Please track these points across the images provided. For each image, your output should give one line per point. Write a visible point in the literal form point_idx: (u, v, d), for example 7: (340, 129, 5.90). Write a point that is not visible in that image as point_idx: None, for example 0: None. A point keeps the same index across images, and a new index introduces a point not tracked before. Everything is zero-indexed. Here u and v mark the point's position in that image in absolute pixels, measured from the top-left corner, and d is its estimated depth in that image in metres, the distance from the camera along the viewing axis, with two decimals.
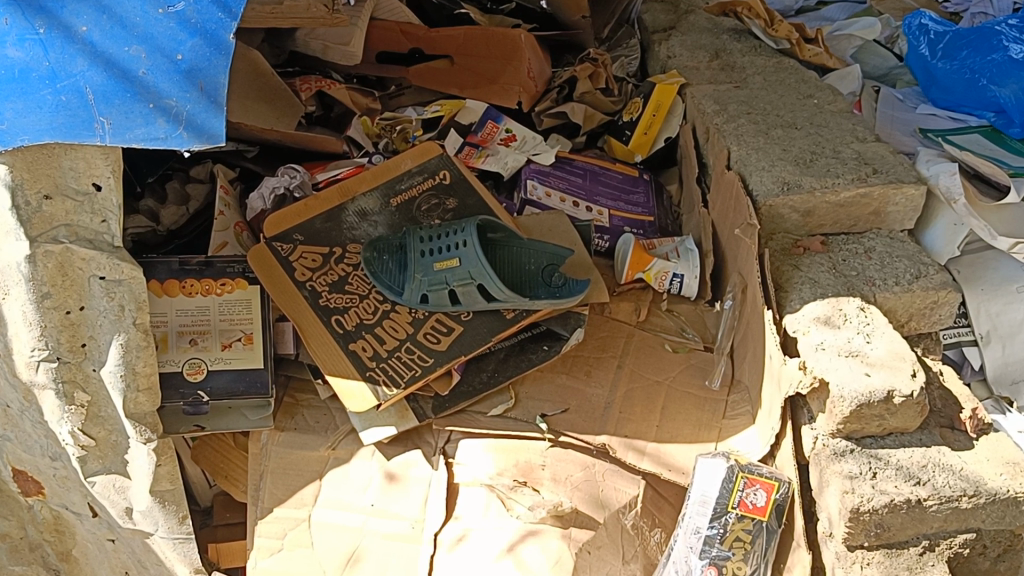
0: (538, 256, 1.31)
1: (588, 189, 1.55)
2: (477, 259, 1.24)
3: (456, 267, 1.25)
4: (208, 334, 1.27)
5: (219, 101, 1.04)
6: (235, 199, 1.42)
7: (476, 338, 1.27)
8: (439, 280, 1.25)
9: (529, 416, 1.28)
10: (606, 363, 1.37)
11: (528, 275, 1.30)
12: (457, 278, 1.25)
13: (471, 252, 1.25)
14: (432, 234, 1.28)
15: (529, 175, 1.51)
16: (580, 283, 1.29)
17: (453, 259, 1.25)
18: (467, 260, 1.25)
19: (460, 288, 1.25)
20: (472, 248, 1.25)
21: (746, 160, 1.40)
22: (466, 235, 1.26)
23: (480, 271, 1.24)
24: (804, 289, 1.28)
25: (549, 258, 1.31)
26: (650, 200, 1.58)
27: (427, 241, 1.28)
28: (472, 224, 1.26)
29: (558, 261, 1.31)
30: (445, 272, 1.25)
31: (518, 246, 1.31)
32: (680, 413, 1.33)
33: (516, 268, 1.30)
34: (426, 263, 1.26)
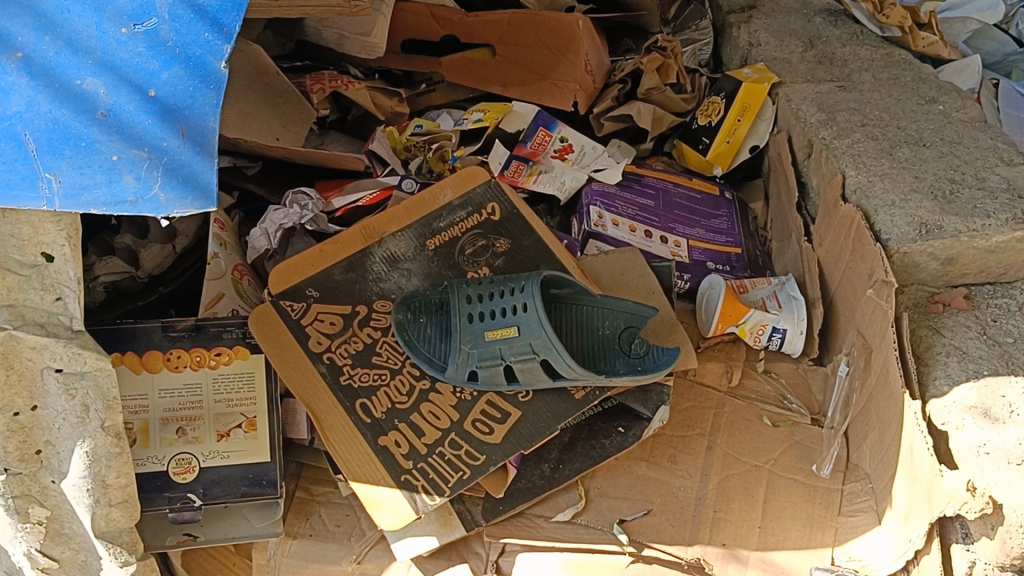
0: (614, 316, 1.04)
1: (662, 214, 1.28)
2: (542, 329, 0.97)
3: (515, 338, 0.98)
4: (199, 421, 1.00)
5: (209, 149, 0.75)
6: (234, 237, 1.16)
7: (539, 426, 1.01)
8: (492, 353, 0.99)
9: (604, 521, 1.02)
10: (693, 444, 1.11)
11: (602, 342, 1.03)
12: (515, 351, 0.99)
13: (533, 319, 0.98)
14: (483, 292, 1.01)
15: (591, 201, 1.24)
16: (666, 351, 1.03)
17: (511, 327, 0.98)
18: (528, 328, 0.98)
19: (519, 364, 0.99)
20: (535, 314, 0.98)
21: (868, 189, 1.12)
22: (527, 295, 0.99)
23: (546, 344, 0.97)
24: (951, 363, 1.01)
25: (628, 319, 1.04)
26: (735, 223, 1.31)
27: (477, 302, 1.01)
28: (534, 281, 1.00)
29: (638, 322, 1.05)
30: (500, 343, 0.99)
31: (589, 305, 1.04)
32: (785, 510, 1.07)
33: (587, 332, 1.04)
34: (476, 331, 0.99)
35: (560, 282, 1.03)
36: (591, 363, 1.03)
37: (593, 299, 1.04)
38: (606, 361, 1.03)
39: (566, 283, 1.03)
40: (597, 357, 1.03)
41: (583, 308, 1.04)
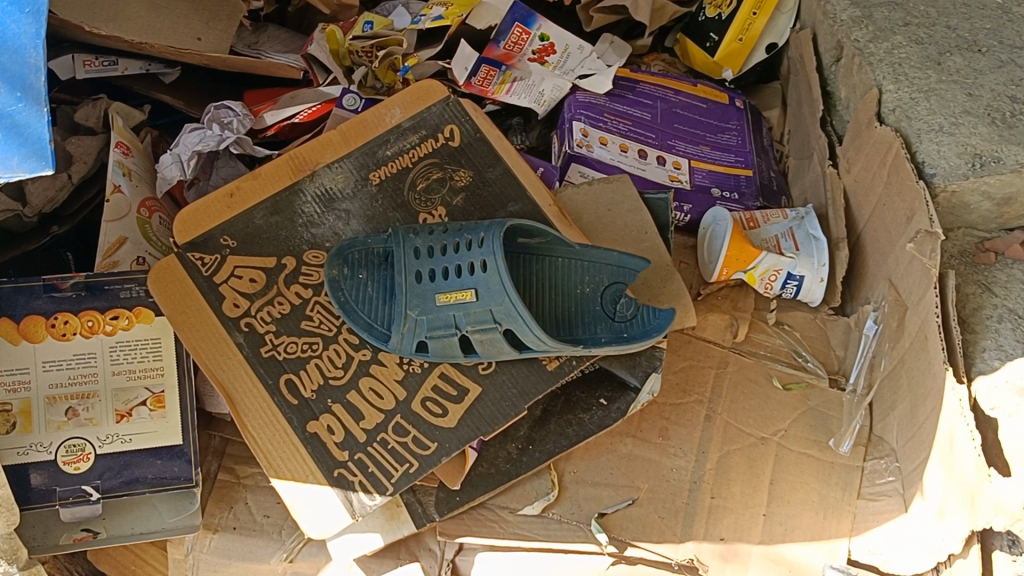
0: (595, 268, 0.86)
1: (659, 129, 1.08)
2: (505, 294, 0.79)
3: (473, 304, 0.80)
4: (94, 400, 0.83)
5: (34, 92, 0.63)
6: (143, 162, 0.96)
7: (502, 406, 0.84)
8: (445, 322, 0.81)
9: (581, 515, 0.87)
10: (690, 413, 0.94)
11: (580, 303, 0.85)
12: (473, 320, 0.80)
13: (494, 282, 0.79)
14: (434, 246, 0.82)
15: (575, 115, 1.04)
16: (657, 312, 0.85)
17: (469, 290, 0.80)
18: (489, 294, 0.79)
19: (478, 334, 0.81)
20: (497, 275, 0.79)
21: (910, 109, 0.92)
22: (488, 252, 0.80)
23: (510, 312, 0.79)
24: (1003, 331, 0.84)
25: (612, 272, 0.86)
26: (746, 139, 1.11)
27: (427, 258, 0.82)
28: (498, 233, 0.80)
29: (624, 276, 0.86)
30: (454, 310, 0.80)
31: (565, 257, 0.85)
32: (795, 493, 0.92)
33: (562, 290, 0.85)
34: (425, 295, 0.81)
35: (530, 232, 0.83)
36: (567, 328, 0.85)
37: (571, 250, 0.85)
38: (585, 326, 0.85)
39: (537, 233, 0.83)
40: (573, 320, 0.85)
41: (558, 260, 0.86)
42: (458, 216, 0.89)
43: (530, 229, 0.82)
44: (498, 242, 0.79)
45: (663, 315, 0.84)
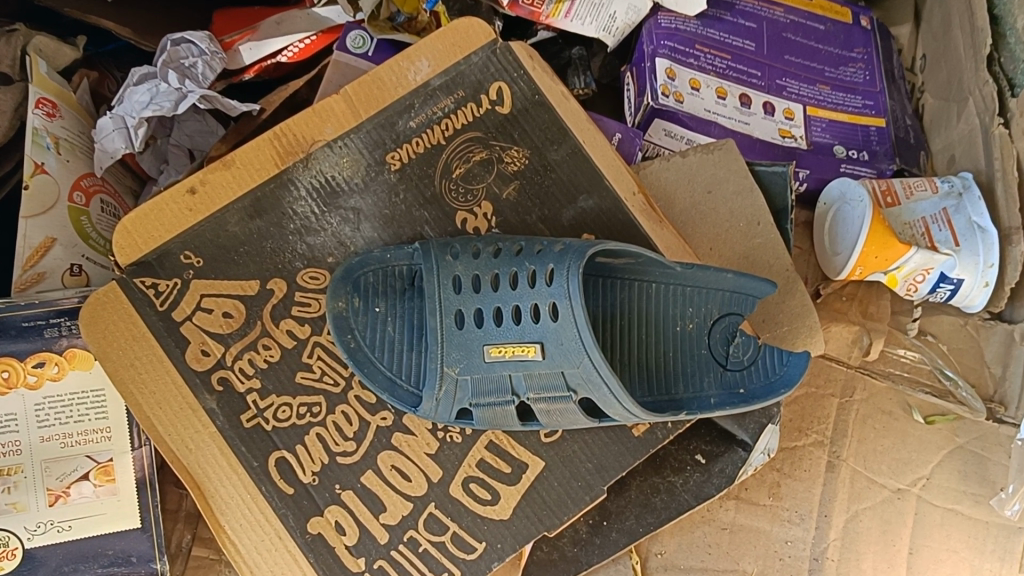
0: (700, 295, 0.62)
1: (765, 63, 0.81)
2: (585, 355, 0.55)
3: (538, 365, 0.56)
4: (17, 478, 0.61)
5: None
6: (78, 124, 0.71)
7: (573, 488, 0.62)
8: (498, 385, 0.58)
9: None
10: (807, 461, 0.72)
11: (678, 343, 0.62)
12: (537, 383, 0.57)
13: (570, 336, 0.56)
14: (482, 275, 0.58)
15: (658, 49, 0.77)
16: (784, 355, 0.62)
17: (533, 345, 0.56)
18: (562, 352, 0.56)
19: (543, 401, 0.58)
20: (574, 329, 0.55)
21: None
22: (561, 293, 0.56)
23: (592, 378, 0.56)
24: None
25: (723, 301, 0.62)
26: (875, 73, 0.84)
27: (472, 294, 0.58)
28: (575, 264, 0.56)
29: (740, 304, 0.63)
30: (512, 372, 0.57)
31: (661, 282, 0.61)
32: (942, 569, 0.71)
33: (655, 327, 0.62)
34: (470, 348, 0.57)
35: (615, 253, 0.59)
36: (662, 381, 0.62)
37: (670, 276, 0.61)
38: (683, 374, 0.62)
39: (625, 255, 0.59)
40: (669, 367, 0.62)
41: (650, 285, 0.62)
42: (510, 214, 0.65)
43: (617, 252, 0.58)
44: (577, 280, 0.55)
45: (794, 361, 0.61)
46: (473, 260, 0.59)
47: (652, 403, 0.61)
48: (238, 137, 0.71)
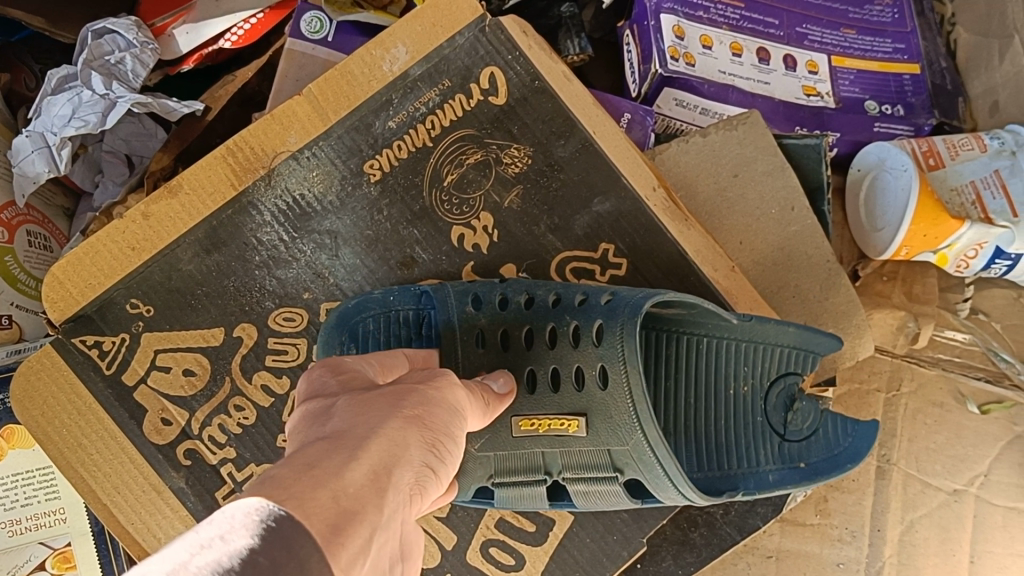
0: (758, 350, 0.54)
1: (784, 8, 0.70)
2: (640, 431, 0.45)
3: (580, 442, 0.46)
4: None
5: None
6: None
7: (608, 542, 0.54)
8: (524, 461, 0.48)
9: None
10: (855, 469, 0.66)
11: (732, 401, 0.55)
12: (576, 461, 0.47)
13: (624, 411, 0.45)
14: (512, 331, 0.49)
15: (663, 3, 0.66)
16: (854, 424, 0.54)
17: (577, 418, 0.46)
18: (610, 429, 0.45)
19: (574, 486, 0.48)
20: (626, 400, 0.45)
21: None
22: (614, 351, 0.46)
23: (648, 465, 0.45)
24: None
25: (783, 359, 0.54)
26: (904, 10, 0.73)
27: (500, 353, 0.49)
28: (631, 313, 0.46)
29: (804, 361, 0.55)
30: (548, 441, 0.47)
31: (715, 336, 0.53)
32: None
33: (705, 382, 0.54)
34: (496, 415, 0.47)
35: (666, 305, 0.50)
36: (711, 453, 0.54)
37: (726, 331, 0.53)
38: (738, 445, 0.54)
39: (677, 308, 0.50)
40: (721, 435, 0.54)
41: (702, 339, 0.53)
42: (515, 225, 0.55)
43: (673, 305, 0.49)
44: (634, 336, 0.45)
45: (866, 431, 0.53)
46: (499, 310, 0.50)
47: (702, 479, 0.53)
48: (180, 145, 0.61)
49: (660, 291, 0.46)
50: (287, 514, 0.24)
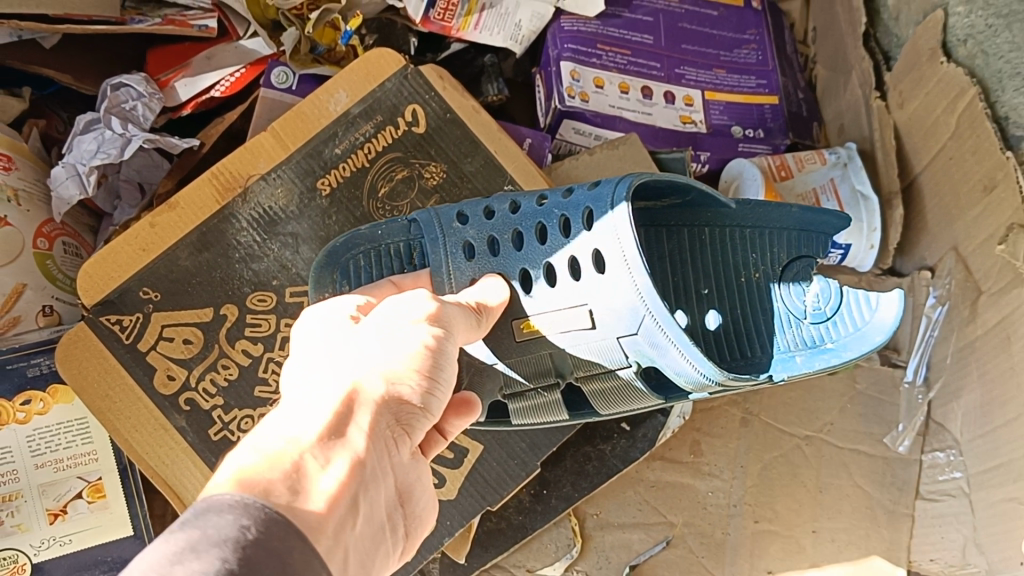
0: (761, 239, 0.67)
1: (664, 54, 0.88)
2: (643, 303, 0.56)
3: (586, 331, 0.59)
4: (18, 502, 0.69)
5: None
6: (33, 171, 0.76)
7: (510, 466, 0.70)
8: (540, 361, 0.61)
9: (611, 567, 0.75)
10: (722, 418, 0.81)
11: (751, 292, 0.68)
12: (582, 358, 0.61)
13: (626, 288, 0.56)
14: (498, 236, 0.62)
15: (563, 53, 0.84)
16: (869, 295, 0.62)
17: (578, 310, 0.59)
18: (610, 312, 0.58)
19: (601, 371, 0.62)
20: (621, 278, 0.56)
21: (987, 43, 0.73)
22: (604, 229, 0.57)
23: (661, 343, 0.56)
24: None
25: (790, 243, 0.67)
26: (767, 53, 0.91)
27: (489, 257, 0.62)
28: (609, 195, 0.58)
29: (807, 240, 0.67)
30: (562, 337, 0.60)
31: (724, 225, 0.67)
32: (849, 498, 0.81)
33: (726, 275, 0.68)
34: (501, 330, 0.61)
35: (662, 194, 0.64)
36: (735, 345, 0.66)
37: (729, 217, 0.66)
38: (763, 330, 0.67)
39: (673, 195, 0.64)
40: (750, 324, 0.67)
41: (712, 230, 0.67)
42: None
43: (663, 189, 0.63)
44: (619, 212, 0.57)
45: (885, 306, 0.61)
46: (487, 222, 0.63)
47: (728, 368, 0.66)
48: (181, 173, 0.78)
49: (623, 175, 0.58)
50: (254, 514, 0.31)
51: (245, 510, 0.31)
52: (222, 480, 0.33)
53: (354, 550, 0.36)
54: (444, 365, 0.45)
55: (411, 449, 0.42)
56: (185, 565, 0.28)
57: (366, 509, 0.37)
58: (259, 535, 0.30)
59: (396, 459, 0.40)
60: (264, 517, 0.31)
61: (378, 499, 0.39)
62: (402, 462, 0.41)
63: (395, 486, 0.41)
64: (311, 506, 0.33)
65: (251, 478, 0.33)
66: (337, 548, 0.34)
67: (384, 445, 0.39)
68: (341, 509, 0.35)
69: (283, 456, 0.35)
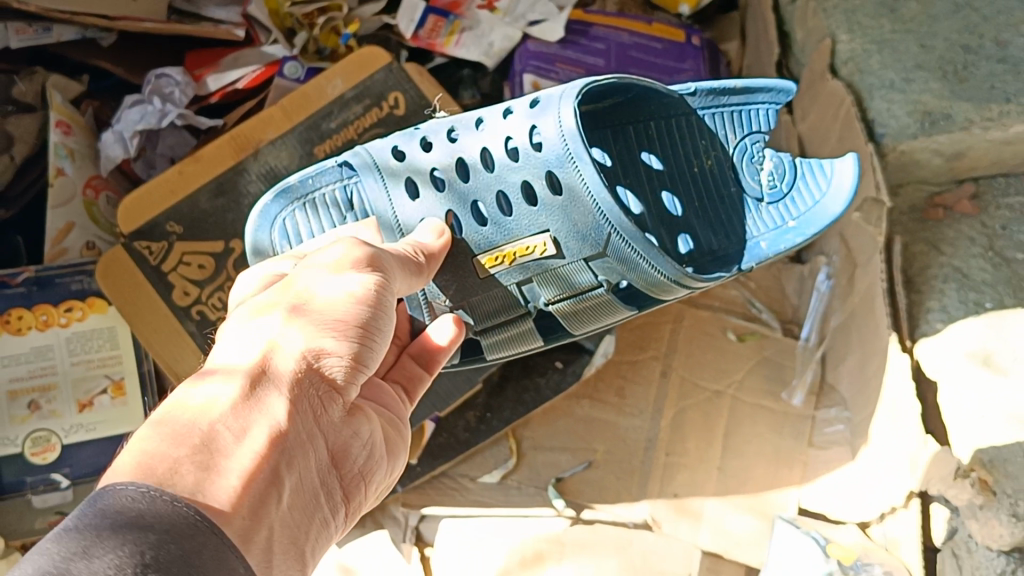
0: (703, 126, 0.84)
1: (612, 75, 1.05)
2: (608, 223, 0.74)
3: (549, 253, 0.76)
4: (55, 391, 0.85)
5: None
6: (86, 139, 0.95)
7: (459, 382, 0.89)
8: (507, 293, 0.78)
9: (539, 480, 0.93)
10: (644, 370, 0.97)
11: (716, 177, 0.84)
12: (551, 270, 0.77)
13: (588, 206, 0.74)
14: (441, 172, 0.77)
15: (525, 68, 1.03)
16: (824, 160, 0.83)
17: (542, 241, 0.76)
18: (579, 227, 0.74)
19: (565, 296, 0.79)
20: (587, 198, 0.74)
21: (862, 61, 0.90)
22: (557, 154, 0.74)
23: (628, 254, 0.75)
24: (947, 292, 0.86)
25: (733, 120, 0.84)
26: (703, 79, 1.07)
27: (437, 192, 0.77)
28: (558, 107, 0.74)
29: (751, 115, 0.84)
30: (524, 267, 0.77)
31: (676, 117, 0.83)
32: (751, 444, 0.95)
33: (681, 168, 0.84)
34: (466, 270, 0.77)
35: (606, 96, 0.79)
36: (709, 225, 0.83)
37: (675, 110, 0.83)
38: (735, 225, 0.83)
39: (617, 96, 0.79)
40: (713, 214, 0.84)
41: (658, 122, 0.83)
42: None
43: (610, 91, 0.78)
44: (579, 137, 0.73)
45: (839, 173, 0.80)
46: (429, 158, 0.77)
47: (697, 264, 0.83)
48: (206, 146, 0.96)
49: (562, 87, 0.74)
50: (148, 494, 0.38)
51: (153, 500, 0.37)
52: (137, 454, 0.41)
53: (282, 507, 0.46)
54: (373, 310, 0.57)
55: (340, 409, 0.54)
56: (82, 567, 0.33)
57: (290, 478, 0.47)
58: (164, 534, 0.36)
59: (324, 416, 0.52)
60: (171, 507, 0.37)
61: (303, 465, 0.49)
62: (326, 420, 0.52)
63: (326, 447, 0.53)
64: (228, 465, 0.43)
65: (158, 448, 0.41)
66: (255, 516, 0.42)
67: (311, 408, 0.51)
68: (264, 471, 0.45)
69: (198, 423, 0.44)
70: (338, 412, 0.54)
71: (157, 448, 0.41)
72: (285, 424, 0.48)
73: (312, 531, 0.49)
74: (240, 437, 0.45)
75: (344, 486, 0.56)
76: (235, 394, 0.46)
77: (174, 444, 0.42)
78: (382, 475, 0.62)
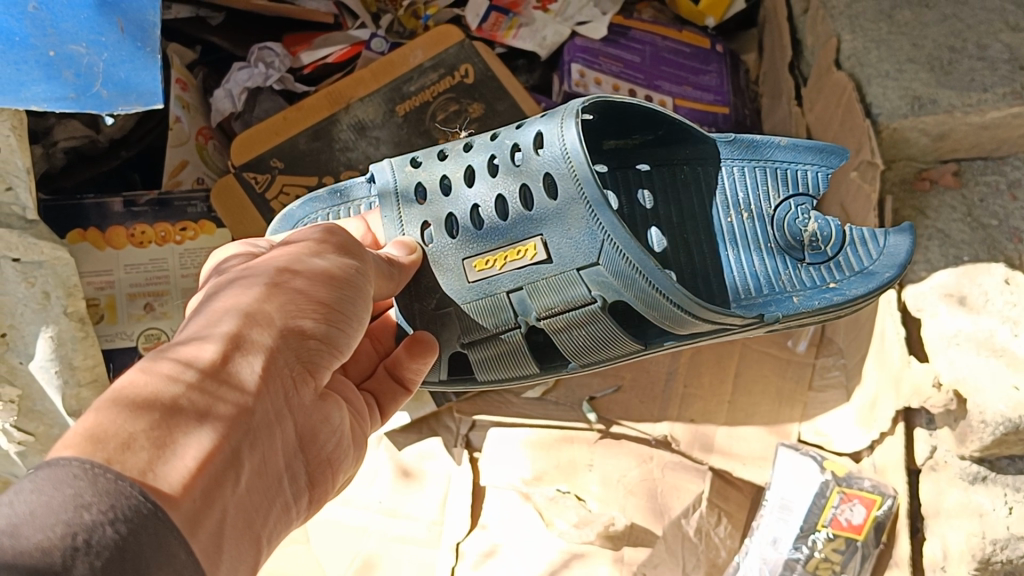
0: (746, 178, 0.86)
1: (647, 70, 1.21)
2: (601, 231, 0.72)
3: (539, 258, 0.74)
4: (166, 297, 1.03)
5: (149, 45, 0.89)
6: (194, 94, 1.11)
7: None
8: (494, 300, 0.76)
9: (574, 399, 1.11)
10: None
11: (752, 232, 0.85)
12: (545, 285, 0.75)
13: (581, 210, 0.73)
14: (451, 174, 0.78)
15: (574, 59, 1.19)
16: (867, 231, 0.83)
17: (532, 245, 0.75)
18: (570, 240, 0.73)
19: (559, 311, 0.76)
20: (581, 206, 0.73)
21: (862, 56, 1.05)
22: (554, 155, 0.74)
23: (623, 267, 0.72)
24: (931, 248, 0.97)
25: (775, 182, 0.85)
26: (725, 79, 1.23)
27: (441, 197, 0.78)
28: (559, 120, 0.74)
29: (797, 175, 0.85)
30: (513, 274, 0.75)
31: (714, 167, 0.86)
32: (758, 384, 1.08)
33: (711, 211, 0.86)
34: (456, 270, 0.76)
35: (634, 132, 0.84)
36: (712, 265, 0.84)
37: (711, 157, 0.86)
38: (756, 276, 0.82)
39: (644, 131, 0.84)
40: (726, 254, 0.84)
41: (694, 168, 0.87)
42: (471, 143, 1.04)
43: (639, 127, 0.83)
44: (573, 142, 0.73)
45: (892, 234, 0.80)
46: (441, 163, 0.79)
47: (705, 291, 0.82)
48: None
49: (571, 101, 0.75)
50: (69, 483, 0.36)
51: (95, 477, 0.37)
52: (89, 426, 0.40)
53: (239, 490, 0.46)
54: (342, 294, 0.58)
55: (311, 392, 0.54)
56: (10, 545, 0.33)
57: (251, 463, 0.47)
58: (101, 516, 0.35)
59: (293, 398, 0.52)
60: (114, 486, 0.37)
61: (266, 447, 0.49)
62: (300, 402, 0.53)
63: (292, 428, 0.53)
64: (179, 457, 0.42)
65: (112, 414, 0.41)
66: (207, 501, 0.42)
67: (284, 391, 0.51)
68: (225, 450, 0.45)
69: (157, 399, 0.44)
70: (310, 395, 0.54)
71: (113, 419, 0.41)
72: (252, 403, 0.48)
73: (270, 516, 0.49)
74: (203, 416, 0.45)
75: (310, 471, 0.56)
76: (196, 371, 0.46)
77: (133, 413, 0.42)
78: (350, 464, 0.62)
